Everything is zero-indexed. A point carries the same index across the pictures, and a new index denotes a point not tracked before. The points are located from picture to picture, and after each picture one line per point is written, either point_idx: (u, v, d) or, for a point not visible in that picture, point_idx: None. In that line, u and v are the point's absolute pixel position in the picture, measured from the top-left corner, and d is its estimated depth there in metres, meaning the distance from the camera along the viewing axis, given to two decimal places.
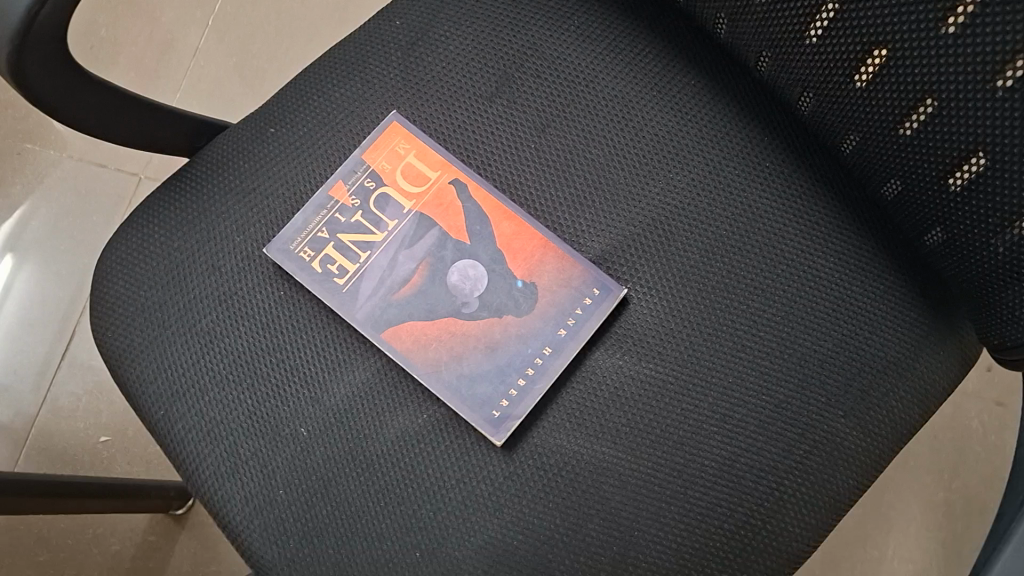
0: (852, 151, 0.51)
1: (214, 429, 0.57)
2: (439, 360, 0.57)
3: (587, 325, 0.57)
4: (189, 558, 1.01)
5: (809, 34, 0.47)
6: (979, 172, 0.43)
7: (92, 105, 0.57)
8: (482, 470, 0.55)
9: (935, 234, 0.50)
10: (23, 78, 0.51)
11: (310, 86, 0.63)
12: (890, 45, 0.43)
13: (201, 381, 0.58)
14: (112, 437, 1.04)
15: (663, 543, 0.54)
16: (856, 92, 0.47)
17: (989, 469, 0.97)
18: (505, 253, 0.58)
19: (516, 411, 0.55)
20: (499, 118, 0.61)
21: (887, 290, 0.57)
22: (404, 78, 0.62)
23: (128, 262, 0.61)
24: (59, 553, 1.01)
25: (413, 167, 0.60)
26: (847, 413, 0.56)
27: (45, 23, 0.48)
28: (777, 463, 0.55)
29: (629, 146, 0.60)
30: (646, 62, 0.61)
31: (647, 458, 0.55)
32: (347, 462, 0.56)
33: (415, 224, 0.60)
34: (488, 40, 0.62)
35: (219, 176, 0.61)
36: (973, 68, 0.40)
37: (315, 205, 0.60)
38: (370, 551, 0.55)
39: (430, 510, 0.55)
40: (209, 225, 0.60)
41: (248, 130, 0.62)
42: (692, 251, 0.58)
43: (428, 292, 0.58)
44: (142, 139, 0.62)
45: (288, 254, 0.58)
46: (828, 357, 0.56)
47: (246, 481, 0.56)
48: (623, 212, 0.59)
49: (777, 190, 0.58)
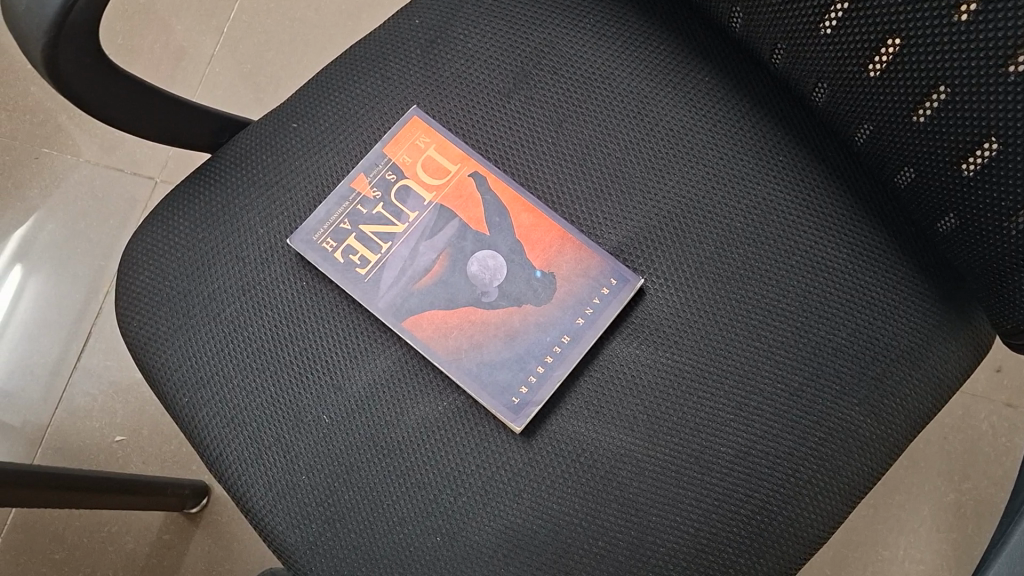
0: (865, 141, 0.52)
1: (238, 416, 0.58)
2: (459, 348, 0.58)
3: (605, 314, 0.58)
4: (204, 557, 1.01)
5: (824, 26, 0.48)
6: (992, 157, 0.44)
7: (121, 100, 0.58)
8: (502, 456, 0.56)
9: (948, 221, 0.50)
10: (56, 72, 0.52)
11: (332, 83, 0.64)
12: (904, 34, 0.44)
13: (225, 369, 0.59)
14: (128, 436, 1.05)
15: (681, 528, 0.55)
16: (870, 82, 0.48)
17: (998, 471, 0.97)
18: (524, 244, 0.60)
19: (535, 397, 0.56)
20: (518, 112, 0.62)
21: (900, 281, 0.58)
22: (424, 74, 0.63)
23: (154, 254, 0.62)
24: (75, 551, 1.02)
25: (433, 160, 0.62)
26: (861, 401, 0.56)
27: (80, 17, 0.50)
28: (793, 450, 0.56)
29: (645, 140, 0.61)
30: (661, 58, 0.62)
31: (664, 444, 0.56)
32: (368, 448, 0.57)
33: (436, 216, 0.61)
34: (506, 37, 0.63)
35: (242, 170, 0.63)
36: (985, 55, 0.41)
37: (337, 197, 0.61)
38: (391, 536, 0.56)
39: (450, 495, 0.56)
40: (233, 217, 0.61)
41: (271, 126, 0.64)
42: (707, 243, 0.59)
43: (448, 281, 0.59)
44: (167, 134, 0.63)
45: (311, 245, 0.60)
46: (842, 346, 0.57)
47: (270, 466, 0.57)
48: (639, 204, 0.60)
49: (791, 183, 0.59)
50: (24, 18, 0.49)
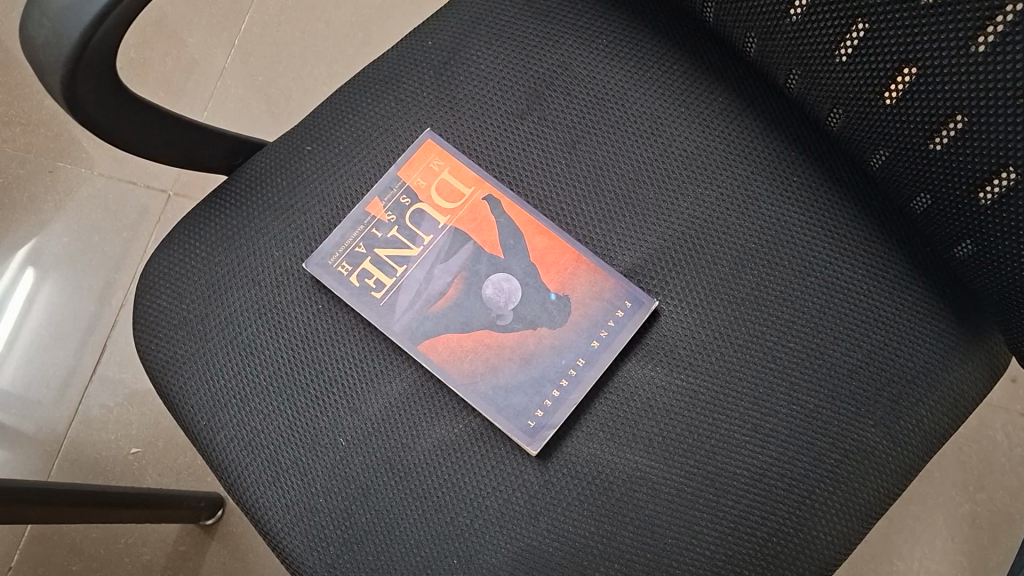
0: (881, 165, 0.52)
1: (256, 438, 0.59)
2: (475, 372, 0.58)
3: (620, 337, 0.58)
4: (219, 568, 1.02)
5: (839, 53, 0.48)
6: (1010, 187, 0.44)
7: (137, 125, 0.58)
8: (518, 479, 0.56)
9: (966, 247, 0.50)
10: (74, 101, 0.53)
11: (345, 104, 0.64)
12: (920, 64, 0.44)
13: (243, 392, 0.59)
14: (143, 449, 1.06)
15: (696, 550, 0.55)
16: (886, 109, 0.48)
17: (1014, 483, 0.97)
18: (539, 267, 0.60)
19: (551, 421, 0.57)
20: (530, 134, 0.62)
21: (917, 302, 0.58)
22: (437, 96, 0.63)
23: (170, 278, 0.62)
24: (92, 563, 1.03)
25: (447, 183, 0.62)
26: (877, 423, 0.56)
27: (98, 47, 0.50)
28: (808, 472, 0.56)
29: (659, 163, 0.61)
30: (672, 78, 0.62)
31: (680, 466, 0.56)
32: (385, 471, 0.57)
33: (451, 239, 0.61)
34: (519, 58, 0.63)
35: (257, 193, 0.63)
36: (1004, 85, 0.41)
37: (351, 221, 0.61)
38: (409, 558, 0.56)
39: (466, 518, 0.56)
40: (249, 240, 0.62)
41: (286, 148, 0.64)
42: (721, 264, 0.59)
43: (463, 304, 0.60)
44: (182, 157, 0.64)
45: (326, 269, 0.60)
46: (857, 368, 0.57)
47: (287, 489, 0.58)
48: (652, 226, 0.60)
49: (805, 204, 0.59)
50: (43, 49, 0.50)
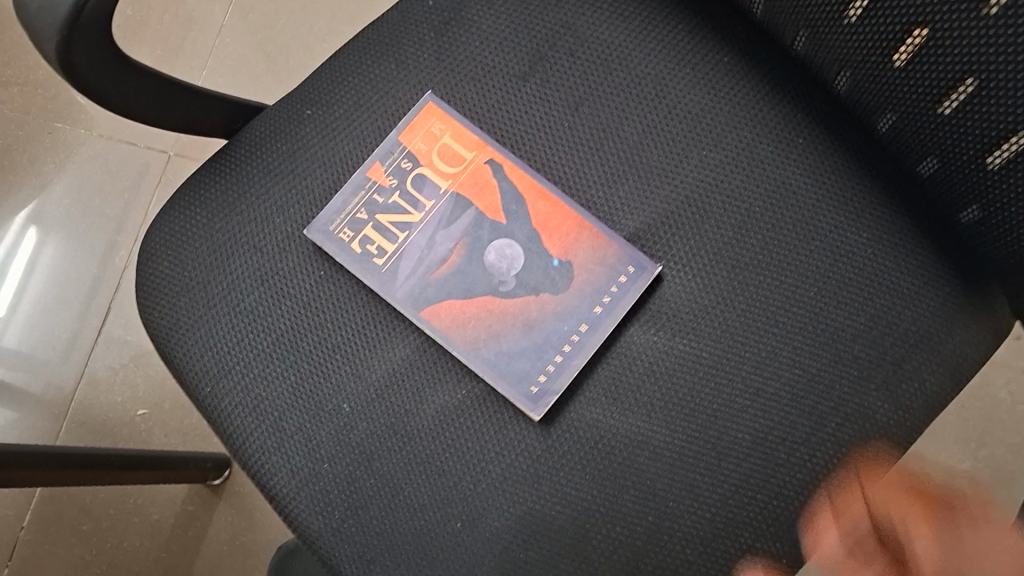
0: (888, 128, 0.52)
1: (260, 404, 0.59)
2: (477, 338, 0.58)
3: (623, 302, 0.58)
4: (227, 527, 1.04)
5: (849, 14, 0.47)
6: (1019, 152, 0.43)
7: (133, 90, 0.57)
8: (521, 444, 0.56)
9: (973, 211, 0.50)
10: (70, 67, 0.52)
11: (344, 67, 0.63)
12: (931, 26, 0.43)
13: (246, 358, 0.59)
14: (150, 410, 1.06)
15: (698, 513, 0.56)
16: (895, 71, 0.47)
17: (1014, 439, 0.98)
18: (542, 233, 0.60)
19: (553, 386, 0.57)
20: (533, 97, 0.61)
21: (921, 265, 0.57)
22: (438, 58, 0.62)
23: (172, 245, 0.62)
24: (102, 522, 1.04)
25: (449, 148, 0.61)
26: (880, 387, 0.56)
27: (92, 12, 0.49)
28: (810, 436, 0.56)
29: (664, 126, 0.60)
30: (677, 38, 0.61)
31: (682, 431, 0.56)
32: (389, 436, 0.57)
33: (452, 205, 0.61)
34: (521, 18, 0.62)
35: (257, 158, 0.62)
36: (1015, 48, 0.40)
37: (352, 186, 0.61)
38: (414, 522, 0.57)
39: (471, 482, 0.56)
40: (249, 206, 0.61)
41: (285, 112, 0.63)
42: (726, 228, 0.58)
43: (465, 270, 0.60)
44: (180, 121, 0.63)
45: (328, 235, 0.60)
46: (861, 332, 0.57)
47: (292, 455, 0.58)
48: (656, 190, 0.59)
49: (810, 167, 0.59)
50: (37, 15, 0.49)
